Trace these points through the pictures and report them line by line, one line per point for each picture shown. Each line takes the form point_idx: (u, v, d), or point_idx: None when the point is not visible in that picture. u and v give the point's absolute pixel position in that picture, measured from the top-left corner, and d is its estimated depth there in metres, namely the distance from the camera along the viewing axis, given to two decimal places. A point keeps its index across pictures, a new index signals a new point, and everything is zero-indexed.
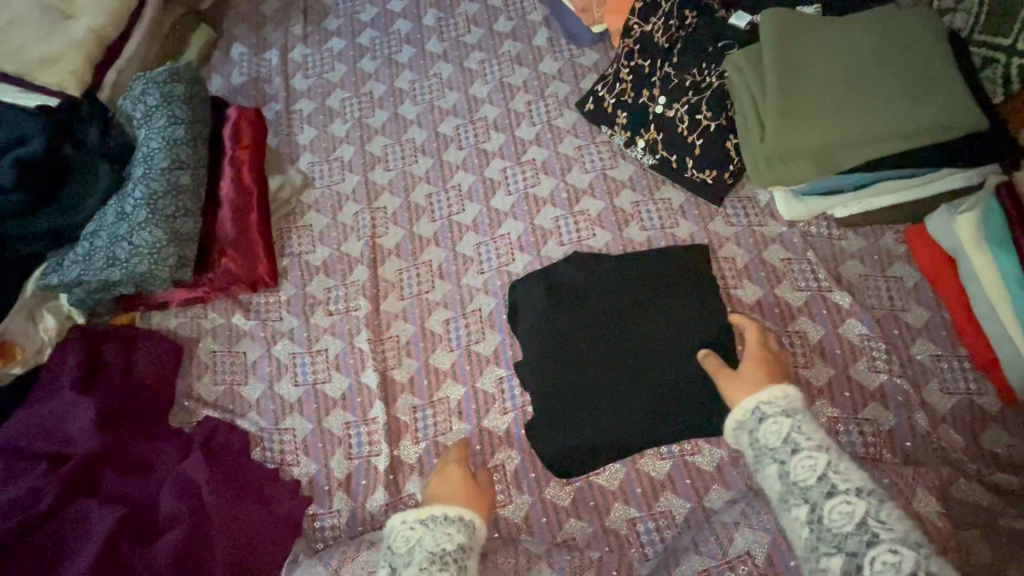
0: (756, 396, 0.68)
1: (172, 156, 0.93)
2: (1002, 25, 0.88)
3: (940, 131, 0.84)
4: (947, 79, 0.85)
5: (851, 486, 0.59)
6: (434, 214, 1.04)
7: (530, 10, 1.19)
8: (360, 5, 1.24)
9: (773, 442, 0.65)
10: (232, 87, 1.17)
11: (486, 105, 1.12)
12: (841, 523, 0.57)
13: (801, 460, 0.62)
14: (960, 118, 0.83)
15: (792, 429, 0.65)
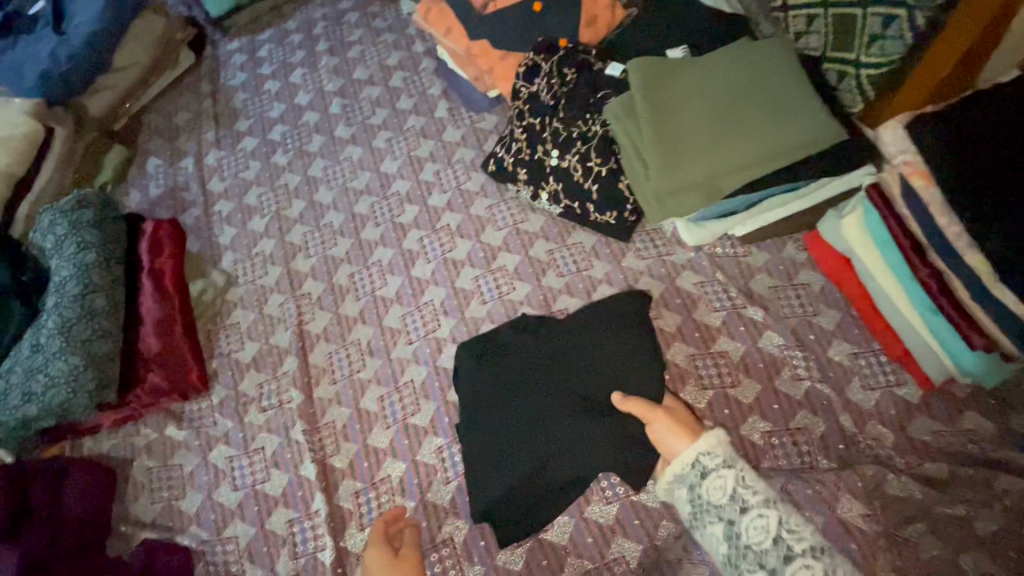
0: (695, 447, 0.70)
1: (85, 281, 0.94)
2: (846, 42, 0.93)
3: (805, 148, 0.90)
4: (806, 99, 0.92)
5: (760, 501, 0.65)
6: (359, 293, 1.06)
7: (429, 85, 1.26)
8: (269, 103, 1.30)
9: (690, 471, 0.70)
10: (151, 199, 1.20)
11: (398, 180, 1.16)
12: (758, 541, 0.63)
13: (747, 515, 0.64)
14: (819, 134, 0.90)
15: (703, 455, 0.70)
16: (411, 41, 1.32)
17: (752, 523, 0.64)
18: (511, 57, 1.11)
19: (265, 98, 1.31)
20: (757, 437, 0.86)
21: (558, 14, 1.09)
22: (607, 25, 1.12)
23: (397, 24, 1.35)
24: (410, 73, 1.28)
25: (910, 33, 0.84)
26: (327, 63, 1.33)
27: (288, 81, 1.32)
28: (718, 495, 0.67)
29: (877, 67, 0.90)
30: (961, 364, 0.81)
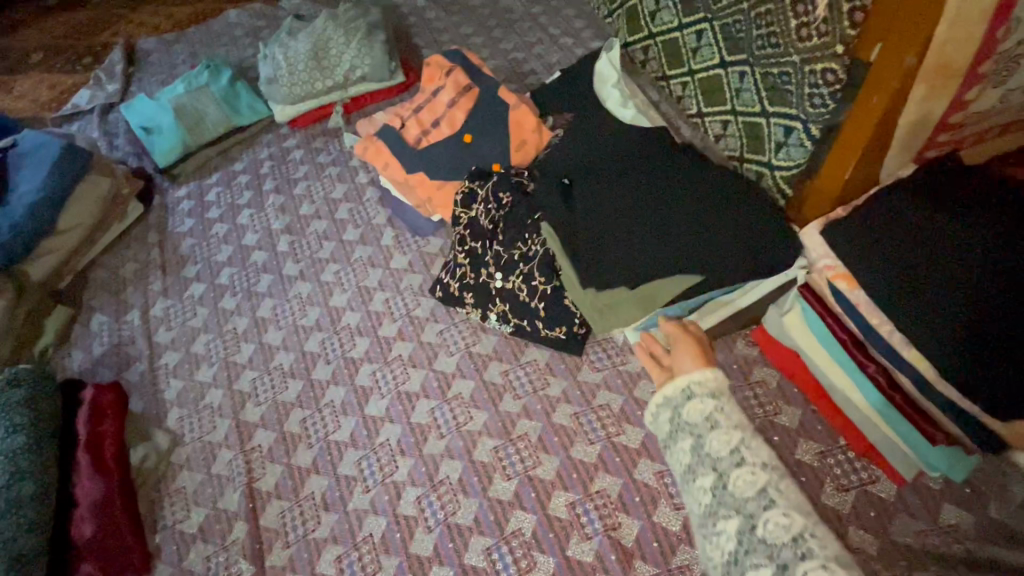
0: (690, 378, 0.75)
1: (11, 469, 0.88)
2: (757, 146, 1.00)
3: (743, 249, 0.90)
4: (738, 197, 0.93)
5: (757, 459, 0.66)
6: (311, 439, 1.01)
7: (374, 213, 1.29)
8: (216, 246, 1.31)
9: (695, 419, 0.72)
10: (94, 359, 1.17)
11: (347, 312, 1.16)
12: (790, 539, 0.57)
13: (693, 401, 0.74)
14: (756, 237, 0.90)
15: (715, 410, 0.72)
16: (355, 173, 1.37)
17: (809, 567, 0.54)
18: (447, 185, 1.15)
19: (212, 242, 1.32)
20: None
21: (487, 143, 1.15)
22: (537, 146, 1.17)
23: (341, 158, 1.41)
24: (355, 204, 1.31)
25: (808, 143, 0.89)
26: (274, 201, 1.36)
27: (236, 223, 1.34)
28: (695, 417, 0.72)
29: (788, 169, 0.95)
30: (928, 461, 0.78)
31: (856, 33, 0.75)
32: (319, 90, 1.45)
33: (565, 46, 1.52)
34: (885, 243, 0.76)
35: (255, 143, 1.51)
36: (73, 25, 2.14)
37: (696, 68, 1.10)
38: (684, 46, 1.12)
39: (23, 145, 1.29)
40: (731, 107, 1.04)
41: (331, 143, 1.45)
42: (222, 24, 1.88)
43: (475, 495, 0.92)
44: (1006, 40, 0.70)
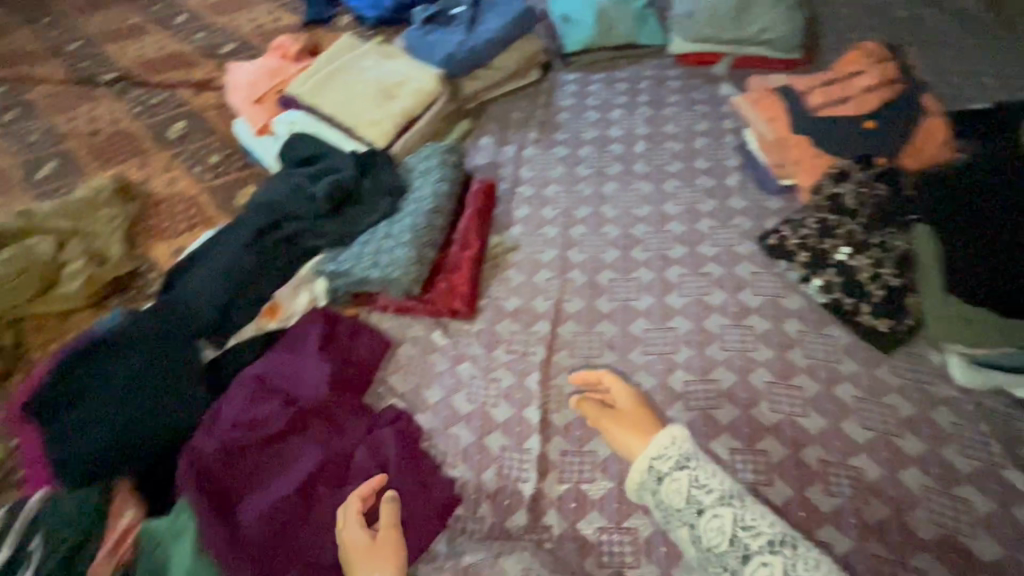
0: (648, 454, 0.83)
1: (435, 203, 1.28)
2: None
3: None
4: None
5: (761, 542, 0.74)
6: (613, 296, 1.21)
7: (727, 156, 1.41)
8: (586, 127, 1.56)
9: (677, 502, 0.80)
10: (474, 165, 1.51)
11: (674, 221, 1.31)
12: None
13: (667, 481, 0.81)
14: None
15: (691, 483, 0.80)
16: (721, 118, 1.50)
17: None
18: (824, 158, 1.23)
19: (583, 123, 1.57)
20: None
21: (882, 138, 1.20)
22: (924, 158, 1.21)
23: (712, 101, 1.56)
24: (712, 143, 1.45)
25: None
26: (643, 113, 1.57)
27: (606, 116, 1.58)
28: (677, 498, 0.79)
29: None
30: None
31: None
32: (722, 39, 1.60)
33: (983, 85, 1.44)
34: None
35: (639, 61, 1.72)
36: None
37: None
38: None
39: None
40: None
41: (707, 86, 1.60)
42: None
43: (737, 406, 1.02)
44: None
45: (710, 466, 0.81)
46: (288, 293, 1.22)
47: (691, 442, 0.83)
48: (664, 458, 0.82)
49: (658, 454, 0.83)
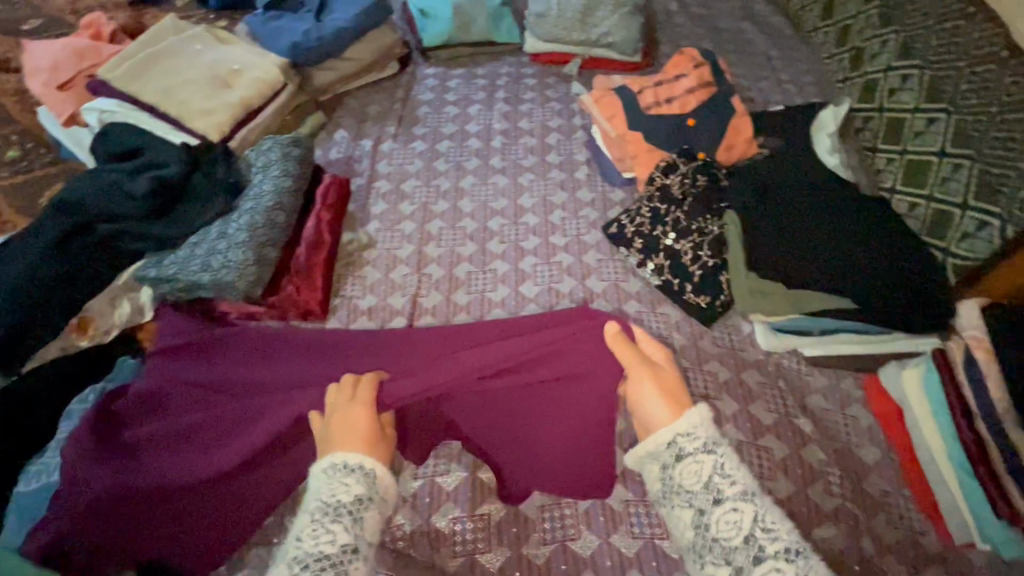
0: None
1: (277, 200, 1.15)
2: (920, 179, 1.19)
3: (863, 282, 1.06)
4: (859, 246, 1.10)
5: None
6: (470, 289, 1.23)
7: (576, 151, 1.49)
8: (444, 122, 1.56)
9: None
10: (286, 153, 1.23)
11: (528, 214, 1.36)
12: (691, 482, 0.68)
13: None
14: (875, 273, 1.06)
15: None
16: (572, 115, 1.58)
17: None
18: (657, 151, 1.34)
19: (442, 116, 1.58)
20: None
21: (704, 133, 1.34)
22: (740, 154, 1.34)
23: (564, 98, 1.63)
24: (564, 137, 1.52)
25: (998, 241, 1.02)
26: (500, 107, 1.60)
27: (465, 111, 1.59)
28: None
29: (964, 260, 1.06)
30: (983, 531, 0.90)
31: None
32: (572, 40, 1.67)
33: (786, 91, 1.65)
34: (916, 284, 1.05)
35: (499, 59, 1.75)
36: None
37: (911, 148, 1.23)
38: (909, 126, 1.25)
39: None
40: (927, 193, 1.17)
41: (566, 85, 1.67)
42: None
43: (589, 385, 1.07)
44: None
45: None
46: (100, 307, 1.08)
47: None
48: (345, 470, 0.71)
49: (342, 463, 0.71)
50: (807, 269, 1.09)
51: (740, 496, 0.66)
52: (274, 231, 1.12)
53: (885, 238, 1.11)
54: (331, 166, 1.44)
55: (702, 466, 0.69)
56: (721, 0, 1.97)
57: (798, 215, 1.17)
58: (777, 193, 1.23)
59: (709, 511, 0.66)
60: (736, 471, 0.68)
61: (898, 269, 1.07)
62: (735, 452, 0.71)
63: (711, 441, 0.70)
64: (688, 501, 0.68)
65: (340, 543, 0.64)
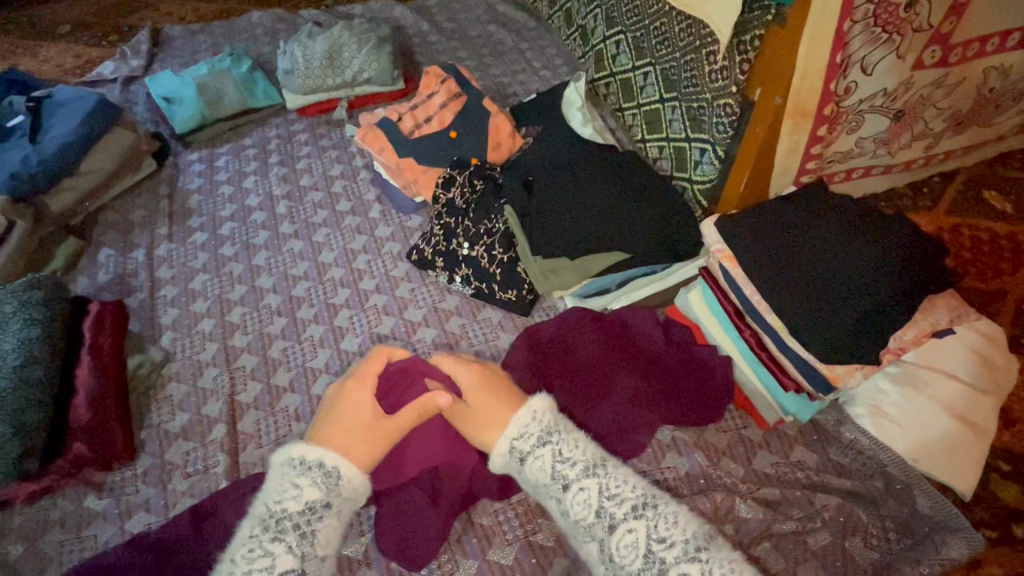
0: (508, 434, 0.82)
1: (25, 354, 1.00)
2: (656, 126, 1.34)
3: (631, 231, 1.16)
4: (621, 198, 1.19)
5: (627, 515, 0.76)
6: (290, 364, 1.18)
7: (365, 191, 1.49)
8: (221, 204, 1.48)
9: (586, 509, 0.78)
10: (24, 297, 1.07)
11: (332, 268, 1.34)
12: (541, 477, 0.81)
13: (571, 491, 0.79)
14: (638, 220, 1.16)
15: (555, 461, 0.81)
16: (352, 157, 1.58)
17: (621, 538, 0.75)
18: (433, 170, 1.38)
19: (218, 199, 1.49)
20: None
21: (470, 138, 1.39)
22: (510, 148, 1.42)
23: (340, 144, 1.62)
24: (350, 182, 1.51)
25: (716, 161, 1.15)
26: (277, 172, 1.55)
27: (241, 187, 1.52)
28: (586, 513, 0.78)
29: (702, 183, 1.21)
30: (785, 407, 1.03)
31: (745, 78, 1.01)
32: (329, 85, 1.66)
33: (542, 78, 1.79)
34: (671, 216, 1.18)
35: (265, 125, 1.70)
36: None
37: (643, 101, 1.38)
38: (635, 84, 1.40)
39: (59, 96, 1.47)
40: (666, 137, 1.31)
41: (339, 130, 1.66)
42: (302, 12, 2.12)
43: None
44: (847, 97, 1.01)
45: (573, 439, 0.83)
46: None
47: (558, 422, 0.84)
48: (302, 470, 0.78)
49: (299, 462, 0.78)
50: (580, 236, 1.16)
51: (586, 468, 0.80)
52: (29, 390, 0.98)
53: (638, 185, 1.22)
54: (101, 291, 1.30)
55: (539, 465, 0.81)
56: (465, 11, 2.08)
57: (564, 189, 1.22)
58: (543, 169, 1.29)
59: (563, 498, 0.80)
60: (572, 453, 0.82)
61: (654, 209, 1.18)
62: (574, 435, 0.84)
63: (542, 434, 0.82)
64: (552, 493, 0.81)
65: (278, 569, 0.72)
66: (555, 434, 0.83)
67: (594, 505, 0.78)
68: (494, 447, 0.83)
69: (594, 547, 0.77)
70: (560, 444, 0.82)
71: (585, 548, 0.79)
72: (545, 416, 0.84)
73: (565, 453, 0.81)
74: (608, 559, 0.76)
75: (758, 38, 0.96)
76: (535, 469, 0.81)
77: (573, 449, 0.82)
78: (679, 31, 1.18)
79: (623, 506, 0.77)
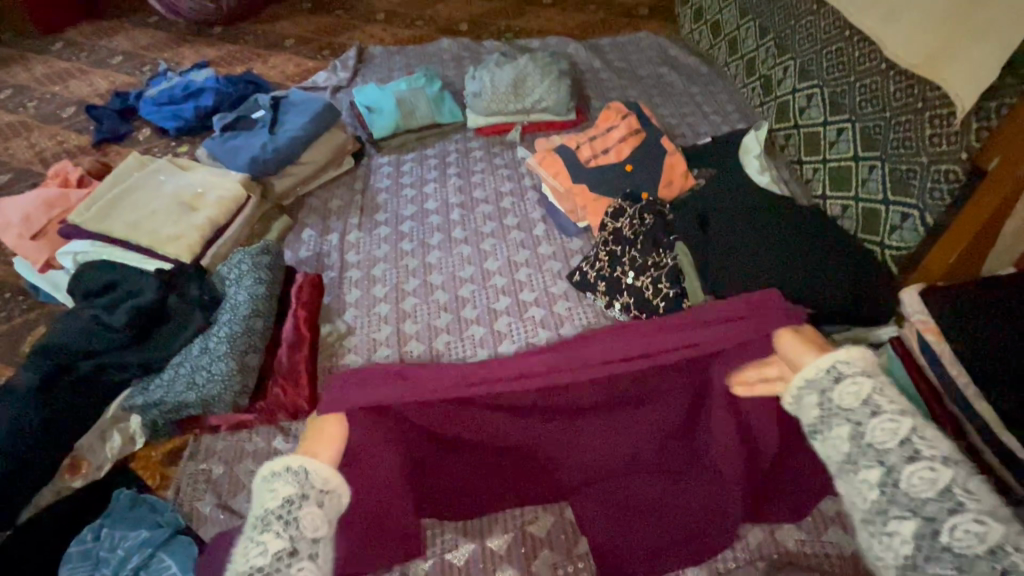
0: (836, 355, 0.77)
1: (253, 307, 1.19)
2: (843, 183, 1.29)
3: (811, 285, 1.12)
4: (806, 251, 1.17)
5: (934, 456, 0.67)
6: (452, 357, 1.27)
7: (531, 210, 1.59)
8: (403, 204, 1.66)
9: (883, 438, 0.70)
10: (256, 261, 1.28)
11: (496, 276, 1.43)
12: (849, 401, 0.73)
13: (878, 419, 0.71)
14: (822, 275, 1.13)
15: (873, 391, 0.73)
16: (522, 177, 1.69)
17: (914, 474, 0.66)
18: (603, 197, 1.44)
19: (402, 200, 1.67)
20: (791, 543, 0.95)
21: (644, 173, 1.44)
22: (681, 186, 1.44)
23: (512, 164, 1.74)
24: (518, 200, 1.62)
25: (922, 228, 1.10)
26: (454, 182, 1.70)
27: (422, 191, 1.69)
28: (882, 436, 0.70)
29: (897, 250, 1.16)
30: None
31: (979, 145, 0.98)
32: (509, 110, 1.80)
33: (713, 122, 1.79)
34: (856, 280, 1.12)
35: (446, 139, 1.88)
36: (172, 35, 2.74)
37: (830, 157, 1.34)
38: (823, 138, 1.36)
39: (293, 97, 1.74)
40: (855, 194, 1.26)
41: (512, 152, 1.79)
42: (486, 43, 2.32)
43: None
44: None
45: (892, 386, 0.74)
46: (92, 443, 1.10)
47: (877, 368, 0.76)
48: (271, 477, 0.73)
49: (270, 474, 0.73)
50: (757, 282, 1.15)
51: (874, 405, 0.72)
52: (252, 336, 1.16)
53: (823, 241, 1.18)
54: (302, 264, 1.50)
55: (843, 393, 0.74)
56: (638, 52, 2.15)
57: (741, 236, 1.22)
58: (718, 211, 1.29)
59: (864, 422, 0.71)
60: (894, 394, 0.74)
61: (839, 267, 1.14)
62: (889, 382, 0.76)
63: (861, 371, 0.75)
64: (845, 418, 0.73)
65: (272, 551, 0.66)
66: (880, 378, 0.75)
67: (899, 440, 0.69)
68: (814, 360, 0.78)
69: (845, 429, 0.72)
70: (879, 381, 0.74)
71: (847, 490, 0.72)
72: (863, 360, 0.76)
73: (884, 394, 0.73)
74: (894, 484, 0.67)
75: (1007, 106, 0.94)
76: (847, 394, 0.73)
77: (889, 399, 0.72)
78: (895, 90, 1.15)
79: (939, 459, 0.67)
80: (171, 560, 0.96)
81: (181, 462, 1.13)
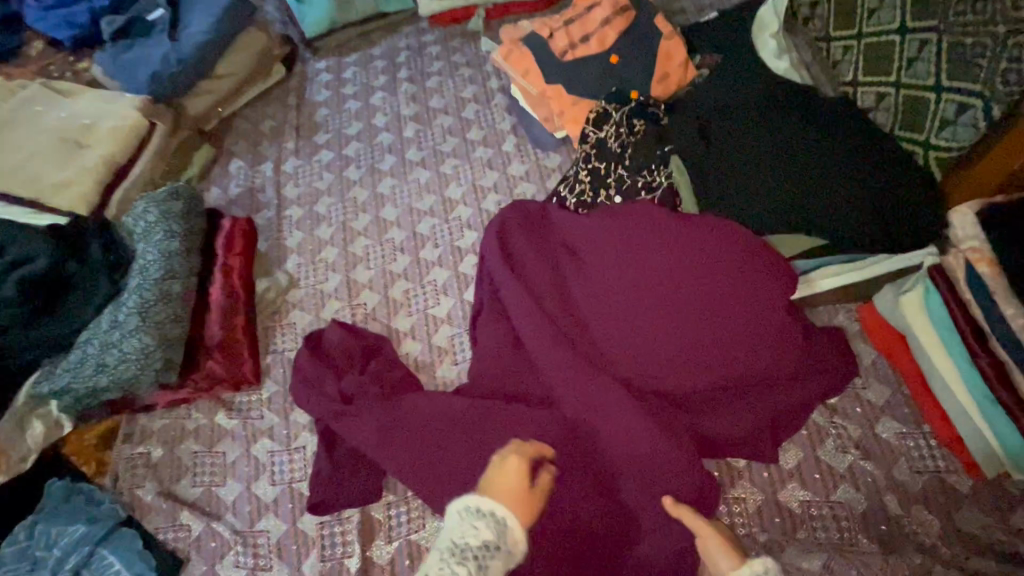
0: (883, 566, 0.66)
1: (166, 268, 1.01)
2: (880, 63, 1.02)
3: (827, 210, 0.93)
4: (830, 162, 0.95)
5: None
6: (411, 309, 1.10)
7: (500, 120, 1.32)
8: (348, 121, 1.38)
9: None
10: (165, 211, 1.06)
11: (460, 206, 1.21)
12: None
13: None
14: (843, 193, 0.93)
15: None
16: (487, 78, 1.40)
17: None
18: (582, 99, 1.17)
19: (345, 116, 1.39)
20: (795, 505, 0.84)
21: (632, 66, 1.16)
22: (679, 81, 1.17)
23: (474, 61, 1.44)
24: (483, 107, 1.35)
25: (983, 122, 0.89)
26: (406, 89, 1.41)
27: (368, 103, 1.41)
28: None
29: (947, 150, 0.94)
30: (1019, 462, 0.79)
31: None
32: None
33: None
34: (886, 196, 0.92)
35: (395, 33, 1.55)
36: None
37: (867, 29, 1.03)
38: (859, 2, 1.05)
39: None
40: (895, 79, 1.00)
41: (475, 46, 1.48)
42: None
43: None
44: None
45: None
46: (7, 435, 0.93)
47: None
48: (477, 512, 0.69)
49: (475, 507, 0.69)
50: (761, 207, 0.97)
51: None
52: (171, 304, 0.98)
53: (851, 147, 0.96)
54: (232, 205, 1.27)
55: None
56: None
57: (747, 151, 1.00)
58: (722, 116, 1.05)
59: None
60: None
61: (871, 182, 0.93)
62: None
63: None
64: None
65: None
66: None
67: None
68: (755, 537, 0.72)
69: None
70: None
71: None
72: None
73: None
74: None
75: None
76: None
77: None
78: None
79: None
80: (113, 557, 0.87)
81: (117, 445, 1.01)
